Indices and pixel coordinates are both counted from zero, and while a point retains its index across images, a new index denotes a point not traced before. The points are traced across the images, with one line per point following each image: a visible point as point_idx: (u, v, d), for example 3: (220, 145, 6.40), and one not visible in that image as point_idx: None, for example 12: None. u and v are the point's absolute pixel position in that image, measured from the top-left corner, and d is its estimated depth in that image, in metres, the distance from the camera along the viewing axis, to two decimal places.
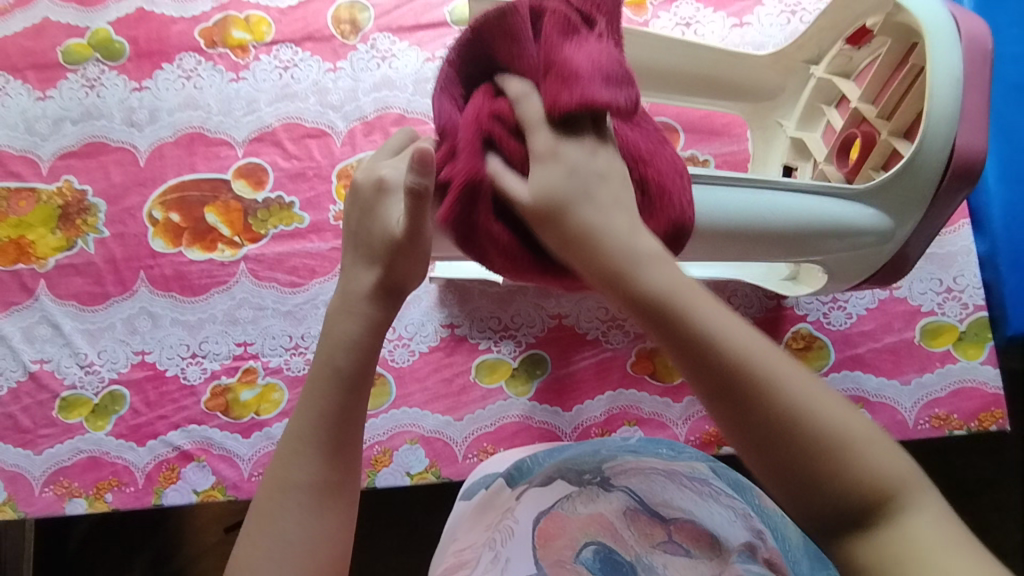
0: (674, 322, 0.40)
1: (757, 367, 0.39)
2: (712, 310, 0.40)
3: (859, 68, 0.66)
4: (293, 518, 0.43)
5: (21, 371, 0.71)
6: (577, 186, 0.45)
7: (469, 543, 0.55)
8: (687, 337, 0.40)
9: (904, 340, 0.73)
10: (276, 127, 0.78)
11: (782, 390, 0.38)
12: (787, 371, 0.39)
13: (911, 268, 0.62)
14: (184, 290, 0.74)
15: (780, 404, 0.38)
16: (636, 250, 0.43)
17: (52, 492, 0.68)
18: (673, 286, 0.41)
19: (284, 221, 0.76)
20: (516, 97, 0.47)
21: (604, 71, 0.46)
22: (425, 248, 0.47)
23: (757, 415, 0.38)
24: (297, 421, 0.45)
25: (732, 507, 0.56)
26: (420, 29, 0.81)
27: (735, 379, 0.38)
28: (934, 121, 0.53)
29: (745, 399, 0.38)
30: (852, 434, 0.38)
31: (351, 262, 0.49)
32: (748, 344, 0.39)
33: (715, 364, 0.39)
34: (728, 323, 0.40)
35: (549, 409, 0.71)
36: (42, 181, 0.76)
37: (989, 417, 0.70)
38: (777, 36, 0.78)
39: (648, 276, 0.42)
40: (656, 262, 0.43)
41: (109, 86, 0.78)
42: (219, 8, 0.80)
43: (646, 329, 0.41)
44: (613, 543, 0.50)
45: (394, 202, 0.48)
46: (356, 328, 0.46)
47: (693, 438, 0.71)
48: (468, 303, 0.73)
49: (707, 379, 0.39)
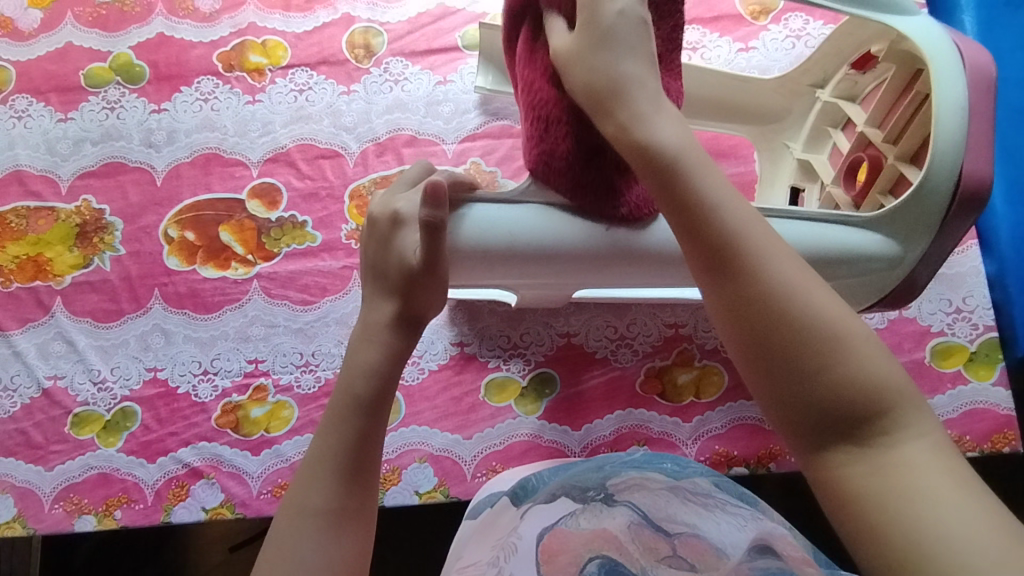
0: (676, 188, 0.43)
1: (751, 241, 0.40)
2: (719, 184, 0.43)
3: (865, 92, 0.67)
4: (310, 545, 0.43)
5: (35, 388, 0.72)
6: (616, 33, 0.47)
7: (474, 560, 0.56)
8: (687, 199, 0.42)
9: (915, 361, 0.72)
10: (290, 147, 0.80)
11: (777, 267, 0.40)
12: (782, 255, 0.40)
13: (920, 292, 0.62)
14: (197, 307, 0.75)
15: (771, 282, 0.39)
16: (652, 124, 0.45)
17: (62, 509, 0.68)
18: (682, 148, 0.44)
19: (296, 240, 0.77)
20: None
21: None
22: (441, 276, 0.48)
23: (746, 288, 0.39)
24: (317, 444, 0.46)
25: (740, 514, 0.56)
26: (432, 53, 0.83)
27: (727, 246, 0.40)
28: (941, 146, 0.54)
29: (735, 269, 0.40)
30: (849, 332, 0.38)
31: (372, 291, 0.50)
32: (749, 223, 0.41)
33: (709, 231, 0.41)
34: (732, 196, 0.42)
35: (559, 428, 0.71)
36: (61, 200, 0.78)
37: (1002, 438, 0.70)
38: (782, 60, 0.79)
39: (658, 130, 0.45)
40: (670, 125, 0.45)
41: (129, 108, 0.80)
42: (237, 33, 0.83)
43: (651, 181, 0.44)
44: (619, 554, 0.54)
45: (409, 234, 0.49)
46: (378, 357, 0.47)
47: (702, 459, 0.70)
48: (478, 321, 0.74)
49: (698, 241, 0.41)
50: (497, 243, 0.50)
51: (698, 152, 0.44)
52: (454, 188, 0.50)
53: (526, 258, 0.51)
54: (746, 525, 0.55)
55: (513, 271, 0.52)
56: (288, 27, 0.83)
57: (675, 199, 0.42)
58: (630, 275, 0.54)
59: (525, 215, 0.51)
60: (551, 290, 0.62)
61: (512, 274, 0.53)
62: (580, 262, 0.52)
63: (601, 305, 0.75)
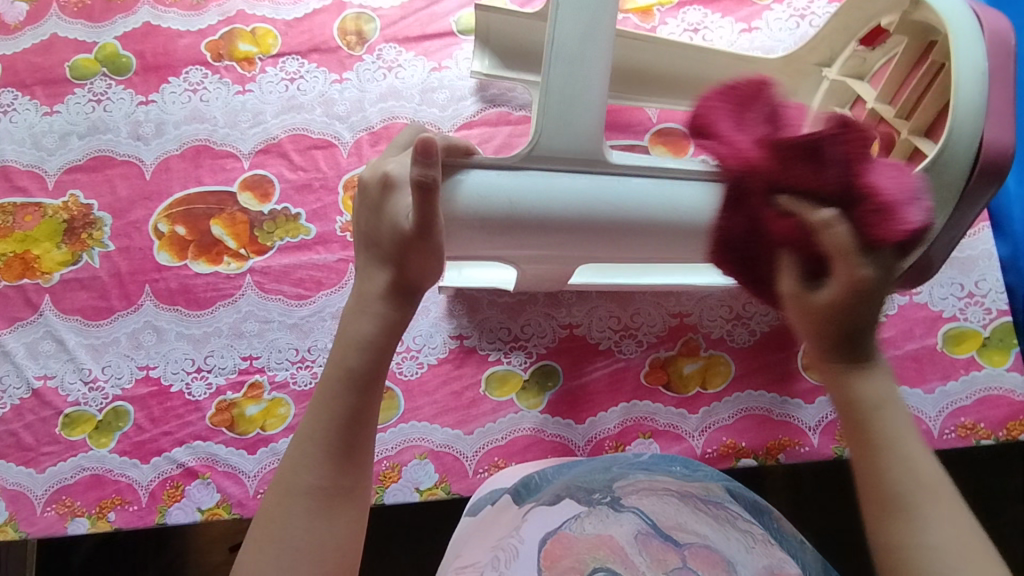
0: (874, 448, 0.46)
1: (926, 506, 0.44)
2: (917, 444, 0.46)
3: (873, 70, 0.66)
4: (300, 524, 0.42)
5: (24, 389, 0.70)
6: (863, 304, 0.46)
7: (472, 560, 0.54)
8: (880, 455, 0.45)
9: (926, 347, 0.71)
10: (282, 138, 0.78)
11: (949, 542, 0.43)
12: (957, 532, 0.43)
13: (937, 272, 0.61)
14: (189, 303, 0.73)
15: (933, 550, 0.42)
16: (869, 354, 0.48)
17: (54, 512, 0.67)
18: (890, 407, 0.46)
19: (290, 233, 0.75)
20: (821, 219, 0.46)
21: (909, 191, 0.47)
22: (436, 243, 0.45)
23: (913, 551, 0.43)
24: (308, 420, 0.45)
25: (751, 532, 0.55)
26: (426, 39, 0.81)
27: (907, 509, 0.44)
28: (961, 116, 0.52)
29: (902, 522, 0.44)
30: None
31: (365, 262, 0.48)
32: (931, 489, 0.44)
33: (898, 489, 0.44)
34: (927, 463, 0.45)
35: (562, 422, 0.69)
36: (47, 196, 0.76)
37: (1017, 426, 0.68)
38: (786, 40, 0.78)
39: (871, 385, 0.47)
40: (886, 384, 0.47)
41: (116, 100, 0.78)
42: (225, 21, 0.81)
43: (845, 423, 0.47)
44: (624, 568, 0.50)
45: (401, 197, 0.47)
46: (372, 328, 0.46)
47: (710, 451, 0.69)
48: (478, 313, 0.72)
49: (880, 494, 0.45)
50: (496, 211, 0.48)
51: (903, 412, 0.47)
52: (450, 154, 0.48)
53: (527, 228, 0.50)
54: (755, 545, 0.54)
55: (514, 244, 0.51)
56: (278, 14, 0.81)
57: (870, 458, 0.46)
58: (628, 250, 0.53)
59: (537, 181, 0.49)
60: (553, 266, 0.60)
61: (514, 247, 0.51)
62: (582, 236, 0.51)
63: (604, 295, 0.73)
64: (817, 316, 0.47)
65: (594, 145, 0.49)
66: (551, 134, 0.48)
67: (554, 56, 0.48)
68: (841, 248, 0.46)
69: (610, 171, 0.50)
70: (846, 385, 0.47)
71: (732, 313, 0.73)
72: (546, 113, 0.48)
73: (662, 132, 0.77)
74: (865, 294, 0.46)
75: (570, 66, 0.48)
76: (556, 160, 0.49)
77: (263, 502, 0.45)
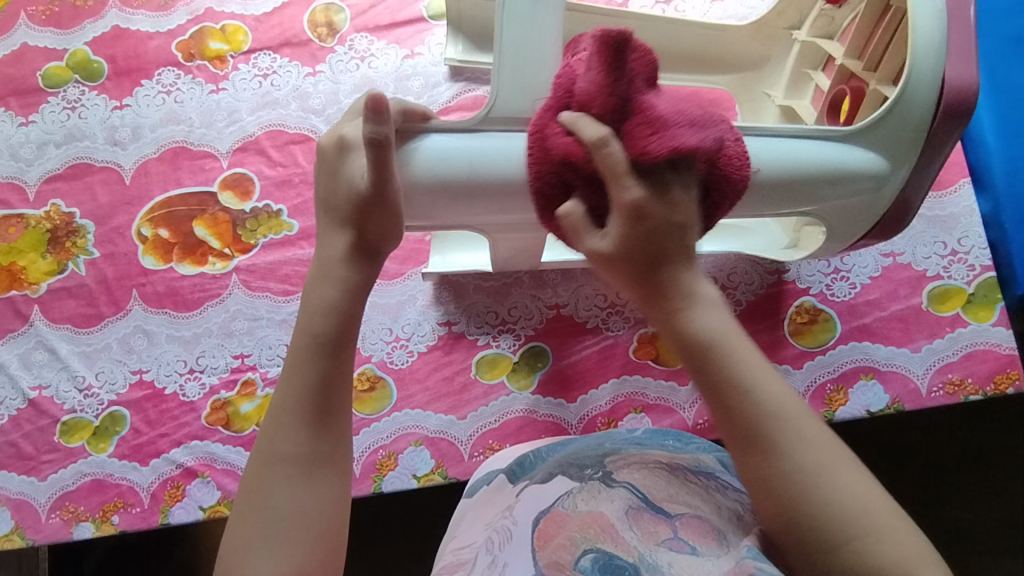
0: (722, 383, 0.44)
1: (779, 427, 0.44)
2: (761, 366, 0.45)
3: (843, 27, 0.66)
4: (284, 493, 0.43)
5: (20, 399, 0.70)
6: (654, 247, 0.44)
7: (468, 542, 0.55)
8: (729, 390, 0.44)
9: (912, 307, 0.71)
10: (259, 135, 0.77)
11: (804, 455, 0.43)
12: (811, 439, 0.44)
13: (912, 220, 0.61)
14: (178, 306, 0.73)
15: (797, 473, 0.43)
16: (698, 291, 0.46)
17: (59, 518, 0.67)
18: (727, 336, 0.45)
19: (272, 230, 0.75)
20: (569, 121, 0.45)
21: (692, 117, 0.43)
22: (396, 202, 0.46)
23: (772, 469, 0.43)
24: (281, 394, 0.46)
25: (743, 500, 0.53)
26: (397, 26, 0.81)
27: (765, 432, 0.43)
28: (922, 55, 0.53)
29: (765, 449, 0.44)
30: (862, 502, 0.42)
31: (326, 227, 0.49)
32: (787, 410, 0.44)
33: (752, 420, 0.44)
34: (775, 385, 0.45)
35: (554, 402, 0.69)
36: (29, 207, 0.75)
37: (1005, 379, 0.68)
38: (759, 7, 0.77)
39: (705, 315, 0.45)
40: (716, 311, 0.46)
41: (91, 106, 0.78)
42: (195, 20, 0.80)
43: (687, 362, 0.46)
44: (614, 546, 0.50)
45: (356, 159, 0.48)
46: (336, 293, 0.47)
47: (701, 422, 0.69)
48: (464, 298, 0.72)
49: (739, 429, 0.44)
50: (455, 173, 0.49)
51: (744, 343, 0.45)
52: (406, 118, 0.48)
53: (492, 188, 0.50)
54: (746, 513, 0.51)
55: (479, 209, 0.51)
56: (246, 9, 0.80)
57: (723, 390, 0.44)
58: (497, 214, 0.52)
59: (475, 144, 0.49)
60: (526, 236, 0.59)
61: (479, 212, 0.51)
62: None
63: (588, 274, 0.73)
64: (625, 256, 0.44)
65: None
66: (507, 96, 0.49)
67: (505, 18, 0.48)
68: (618, 170, 0.43)
69: None
70: (682, 323, 0.45)
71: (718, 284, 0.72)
72: (500, 75, 0.48)
73: None
74: (652, 223, 0.44)
75: (520, 28, 0.48)
76: (513, 123, 0.49)
77: (247, 479, 0.46)
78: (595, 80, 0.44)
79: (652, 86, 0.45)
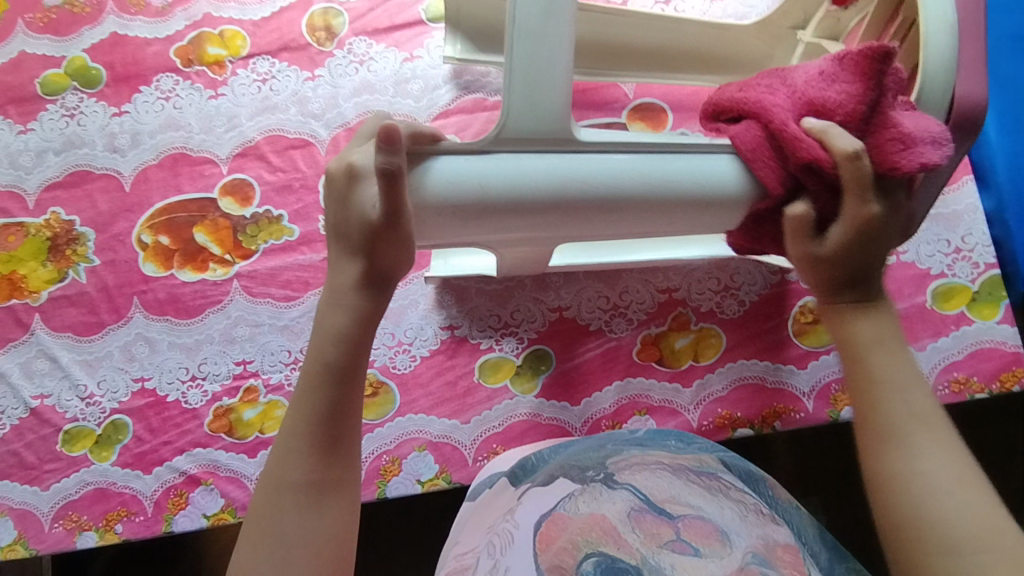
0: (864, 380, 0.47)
1: (908, 432, 0.45)
2: (911, 376, 0.47)
3: (848, 29, 0.67)
4: (293, 520, 0.43)
5: (22, 408, 0.70)
6: (863, 252, 0.48)
7: (470, 546, 0.54)
8: (871, 383, 0.47)
9: (917, 306, 0.71)
10: (258, 140, 0.77)
11: (934, 462, 0.44)
12: (942, 454, 0.45)
13: (917, 226, 0.61)
14: (179, 313, 0.73)
15: (925, 476, 0.44)
16: (872, 295, 0.49)
17: (62, 527, 0.67)
18: (887, 342, 0.48)
19: (273, 235, 0.75)
20: (815, 130, 0.48)
21: (932, 134, 0.48)
22: (407, 233, 0.46)
23: (896, 468, 0.45)
24: (288, 416, 0.45)
25: (744, 502, 0.56)
26: (396, 29, 0.80)
27: (899, 430, 0.45)
28: (933, 66, 0.52)
29: (892, 446, 0.45)
30: (980, 525, 0.43)
31: (337, 253, 0.48)
32: (925, 420, 0.46)
33: (885, 416, 0.46)
34: (922, 396, 0.46)
35: (557, 405, 0.69)
36: (29, 215, 0.75)
37: (1010, 377, 0.68)
38: (759, 6, 0.77)
39: (873, 322, 0.48)
40: (887, 320, 0.49)
41: (89, 113, 0.78)
42: (193, 26, 0.80)
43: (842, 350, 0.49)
44: (615, 549, 0.52)
45: (367, 187, 0.47)
46: (347, 321, 0.46)
47: (706, 423, 0.69)
48: (467, 301, 0.72)
49: (873, 423, 0.46)
50: (596, 194, 0.50)
51: (899, 352, 0.48)
52: (416, 141, 0.47)
53: (501, 210, 0.50)
54: (749, 515, 0.55)
55: (485, 229, 0.51)
56: (244, 15, 0.80)
57: (869, 382, 0.47)
58: (609, 228, 0.53)
59: (665, 163, 0.51)
60: (534, 249, 0.59)
61: (486, 231, 0.51)
62: (561, 217, 0.51)
63: (591, 276, 0.73)
64: (838, 257, 0.49)
65: (559, 120, 0.48)
66: (518, 113, 0.48)
67: (515, 33, 0.47)
68: (857, 182, 0.46)
69: (580, 150, 0.50)
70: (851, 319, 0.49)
71: (721, 285, 0.73)
72: (511, 93, 0.47)
73: (639, 107, 0.76)
74: (869, 232, 0.48)
75: (530, 40, 0.47)
76: (522, 143, 0.49)
77: (254, 496, 0.46)
78: (843, 92, 0.49)
79: (892, 102, 0.49)
